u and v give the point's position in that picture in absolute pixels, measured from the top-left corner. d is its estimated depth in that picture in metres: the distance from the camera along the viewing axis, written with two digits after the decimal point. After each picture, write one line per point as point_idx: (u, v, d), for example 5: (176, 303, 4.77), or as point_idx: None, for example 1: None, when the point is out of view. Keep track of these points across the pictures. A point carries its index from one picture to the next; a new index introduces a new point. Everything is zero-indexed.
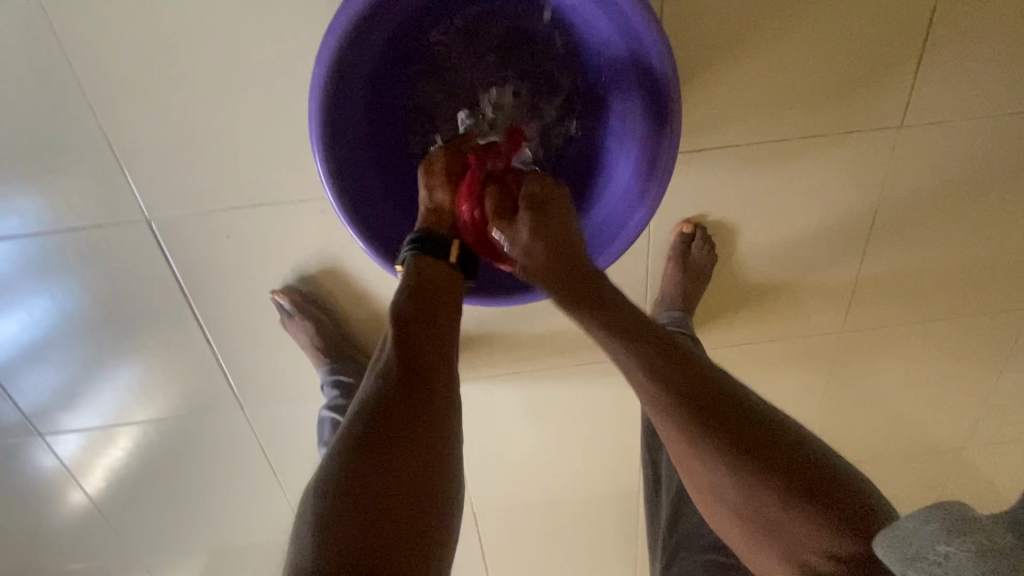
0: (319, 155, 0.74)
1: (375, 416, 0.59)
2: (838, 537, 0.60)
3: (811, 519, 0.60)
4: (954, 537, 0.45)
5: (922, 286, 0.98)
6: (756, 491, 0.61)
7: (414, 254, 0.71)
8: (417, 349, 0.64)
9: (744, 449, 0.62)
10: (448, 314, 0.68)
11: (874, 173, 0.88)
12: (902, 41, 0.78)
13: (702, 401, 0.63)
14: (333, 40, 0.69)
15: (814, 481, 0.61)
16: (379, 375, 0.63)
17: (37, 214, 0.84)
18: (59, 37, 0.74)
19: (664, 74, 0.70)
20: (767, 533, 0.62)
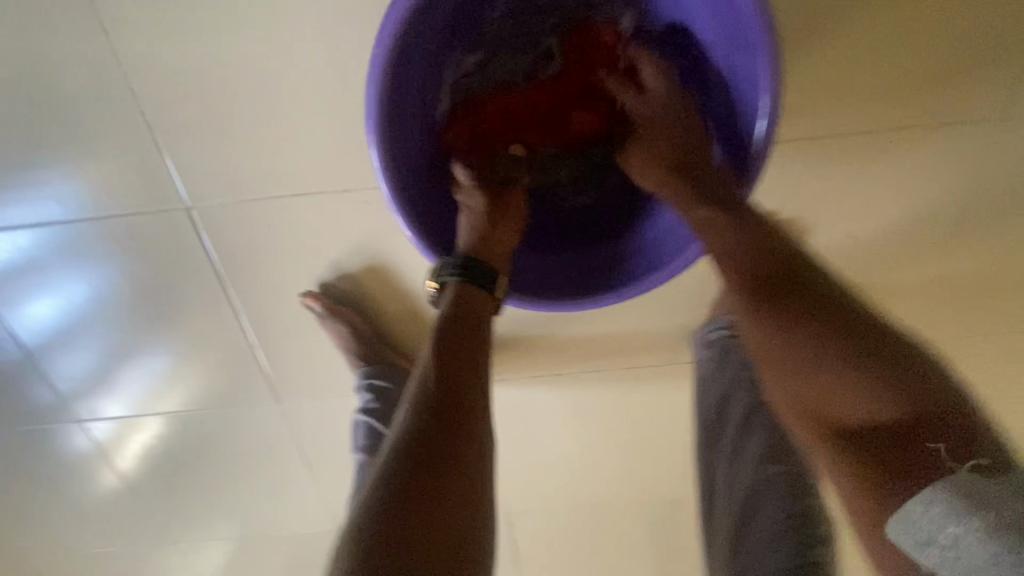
0: (372, 145, 0.67)
1: (414, 451, 0.57)
2: (888, 403, 0.54)
3: (855, 376, 0.56)
4: (962, 518, 0.42)
5: (1002, 297, 0.91)
6: (798, 340, 0.59)
7: (460, 280, 0.70)
8: (454, 379, 0.62)
9: (793, 300, 0.60)
10: (480, 343, 0.67)
11: (966, 170, 0.80)
12: (1016, 21, 0.69)
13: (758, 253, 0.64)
14: (394, 20, 0.62)
15: (875, 346, 0.57)
16: (413, 407, 0.61)
17: (75, 197, 0.82)
18: (99, 13, 0.71)
19: (767, 53, 0.60)
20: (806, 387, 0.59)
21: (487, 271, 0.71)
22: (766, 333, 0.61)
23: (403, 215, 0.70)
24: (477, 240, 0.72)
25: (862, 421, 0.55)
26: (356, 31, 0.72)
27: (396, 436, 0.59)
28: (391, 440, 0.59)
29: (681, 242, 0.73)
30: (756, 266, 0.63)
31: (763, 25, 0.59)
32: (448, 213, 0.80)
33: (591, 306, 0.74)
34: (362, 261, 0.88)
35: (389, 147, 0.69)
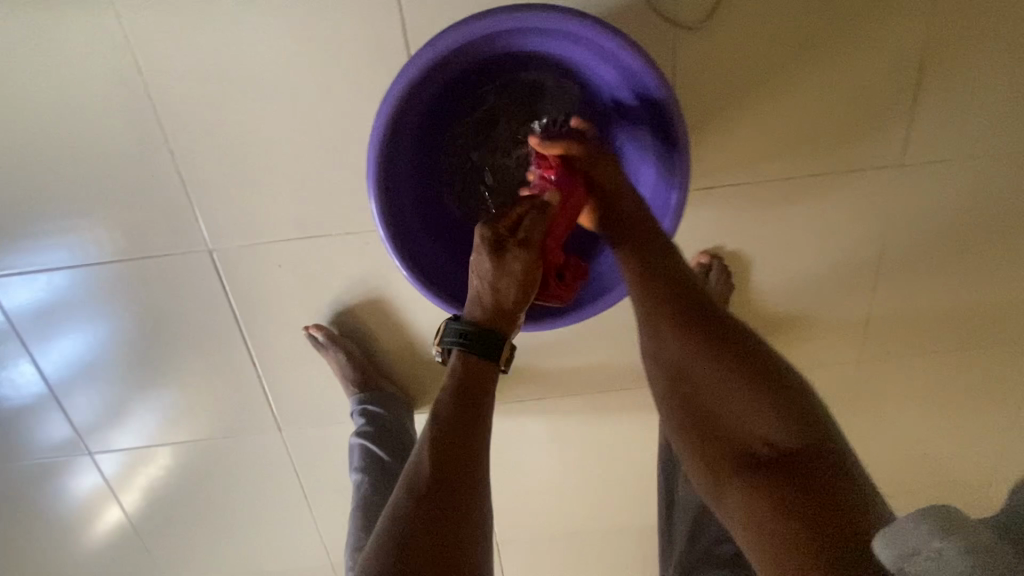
0: (379, 216, 0.79)
1: (406, 534, 0.58)
2: (776, 422, 0.60)
3: (758, 400, 0.62)
4: (948, 535, 0.39)
5: (934, 318, 1.01)
6: (676, 334, 0.69)
7: (460, 348, 0.73)
8: (451, 457, 0.63)
9: (717, 340, 0.67)
10: (481, 419, 0.68)
11: (881, 210, 0.93)
12: (898, 90, 0.85)
13: (686, 302, 0.71)
14: (383, 123, 0.75)
15: (780, 383, 0.63)
16: (408, 487, 0.62)
17: (111, 243, 0.94)
18: (146, 86, 0.85)
19: (666, 94, 0.74)
20: (710, 407, 0.65)
21: (495, 340, 0.74)
22: (665, 338, 0.70)
23: (420, 283, 0.82)
24: (487, 313, 0.75)
25: (754, 440, 0.61)
26: (359, 102, 0.87)
27: (390, 516, 0.60)
28: (379, 530, 0.59)
29: None
30: (675, 308, 0.71)
31: (655, 78, 0.72)
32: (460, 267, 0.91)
33: (555, 324, 0.85)
34: (362, 293, 0.98)
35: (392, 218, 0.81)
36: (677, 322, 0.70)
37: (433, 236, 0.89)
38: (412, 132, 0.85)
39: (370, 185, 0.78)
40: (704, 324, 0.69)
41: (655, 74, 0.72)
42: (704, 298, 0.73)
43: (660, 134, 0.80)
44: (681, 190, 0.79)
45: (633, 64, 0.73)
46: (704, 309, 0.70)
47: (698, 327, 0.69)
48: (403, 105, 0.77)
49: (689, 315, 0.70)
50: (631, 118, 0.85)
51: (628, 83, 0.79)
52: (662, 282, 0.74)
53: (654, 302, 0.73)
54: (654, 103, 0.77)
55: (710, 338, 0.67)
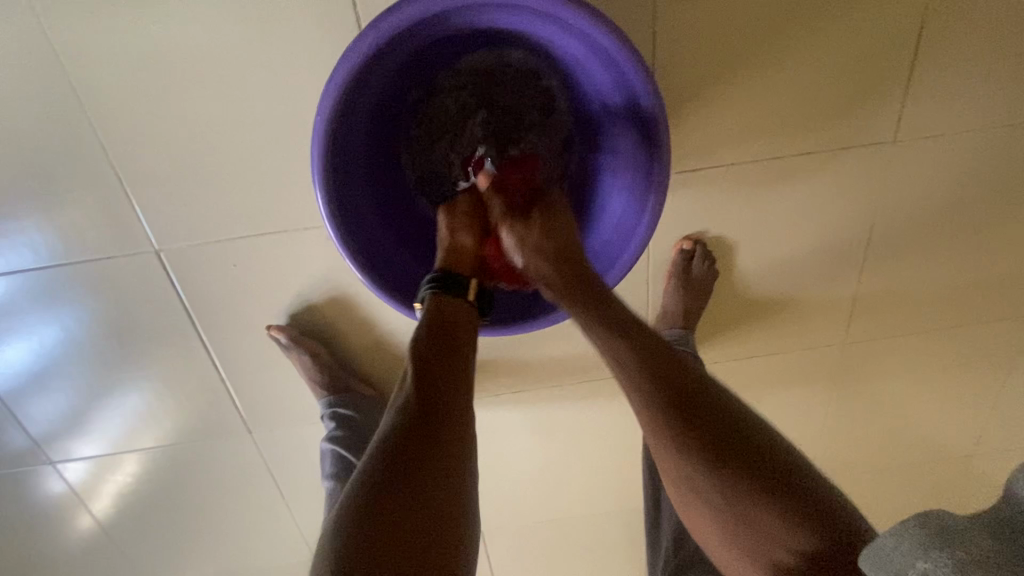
0: (325, 213, 0.72)
1: (395, 450, 0.56)
2: (805, 536, 0.58)
3: (796, 527, 0.58)
4: (931, 552, 0.42)
5: (921, 299, 0.99)
6: (688, 458, 0.61)
7: (433, 291, 0.71)
8: (435, 381, 0.62)
9: (751, 475, 0.60)
10: (463, 340, 0.67)
11: (869, 192, 0.89)
12: (892, 64, 0.80)
13: (718, 437, 0.61)
14: (326, 111, 0.68)
15: (810, 494, 0.60)
16: (397, 413, 0.59)
17: (46, 246, 0.86)
18: (69, 74, 0.77)
19: (641, 78, 0.67)
20: (750, 541, 0.61)
21: (463, 281, 0.73)
22: (670, 458, 0.62)
23: (374, 284, 0.76)
24: (448, 258, 0.77)
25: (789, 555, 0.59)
26: (311, 87, 0.79)
27: (378, 443, 0.58)
28: (370, 452, 0.57)
29: (621, 251, 0.79)
30: (685, 421, 0.61)
31: (630, 60, 0.65)
32: (422, 263, 0.85)
33: (529, 327, 0.80)
34: (327, 293, 0.93)
35: (341, 214, 0.74)
36: (685, 442, 0.61)
37: (390, 231, 0.83)
38: (365, 117, 0.77)
39: (315, 180, 0.71)
40: (715, 437, 0.61)
41: (631, 55, 0.65)
42: (702, 388, 0.64)
43: (637, 121, 0.73)
44: (658, 183, 0.73)
45: (607, 46, 0.66)
46: (711, 407, 0.62)
47: (710, 444, 0.61)
48: (351, 89, 0.70)
49: (702, 425, 0.61)
50: (607, 106, 0.78)
51: (603, 65, 0.72)
52: (663, 395, 0.62)
53: (655, 417, 0.62)
54: (631, 88, 0.71)
55: (725, 452, 0.60)
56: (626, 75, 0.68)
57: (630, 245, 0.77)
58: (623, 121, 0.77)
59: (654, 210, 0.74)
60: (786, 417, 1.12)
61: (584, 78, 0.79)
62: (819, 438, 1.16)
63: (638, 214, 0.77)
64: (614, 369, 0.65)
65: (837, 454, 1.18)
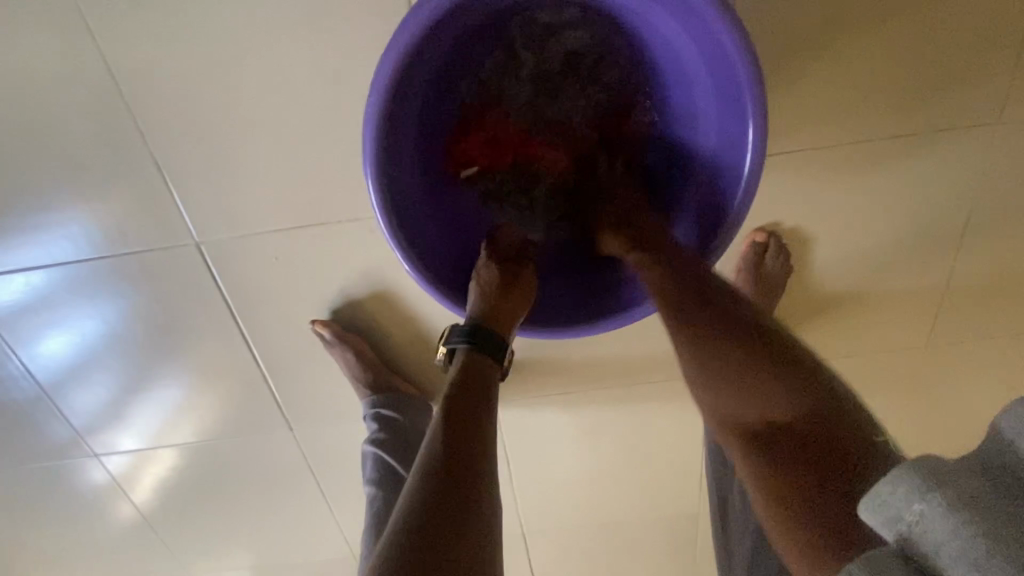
0: (375, 201, 0.66)
1: (424, 520, 0.51)
2: (780, 396, 0.58)
3: (775, 383, 0.58)
4: (929, 492, 0.35)
5: (1015, 296, 0.89)
6: (667, 299, 0.68)
7: (467, 347, 0.69)
8: (462, 443, 0.58)
9: (744, 339, 0.62)
10: (485, 405, 0.64)
11: (966, 179, 0.80)
12: (1005, 33, 0.70)
13: (700, 290, 0.67)
14: (381, 87, 0.62)
15: (815, 378, 0.58)
16: (421, 476, 0.56)
17: (86, 238, 0.84)
18: (104, 57, 0.73)
19: (739, 47, 0.58)
20: (728, 394, 0.61)
21: (500, 343, 0.70)
22: (655, 299, 0.69)
23: (423, 279, 0.70)
24: (488, 308, 0.71)
25: (767, 416, 0.58)
26: (356, 69, 0.74)
27: (400, 512, 0.53)
28: (391, 523, 0.52)
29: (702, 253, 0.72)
30: (668, 266, 0.69)
31: (728, 27, 0.58)
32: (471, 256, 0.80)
33: (593, 330, 0.73)
34: (369, 287, 0.89)
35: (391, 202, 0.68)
36: (664, 282, 0.69)
37: (438, 221, 0.78)
38: (421, 95, 0.72)
39: (366, 164, 0.65)
40: (691, 286, 0.67)
41: (732, 23, 0.58)
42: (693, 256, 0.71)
43: (729, 100, 0.66)
44: (751, 174, 0.65)
45: (702, 12, 0.59)
46: (698, 268, 0.69)
47: (687, 291, 0.67)
48: (409, 63, 0.65)
49: (681, 273, 0.68)
50: (691, 90, 0.72)
51: (693, 38, 0.65)
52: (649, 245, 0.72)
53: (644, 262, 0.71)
54: (722, 62, 0.63)
55: (702, 300, 0.66)
56: (722, 46, 0.60)
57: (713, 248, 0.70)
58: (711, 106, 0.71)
59: (741, 209, 0.67)
60: None
61: (668, 56, 0.72)
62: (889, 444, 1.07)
63: (725, 208, 0.70)
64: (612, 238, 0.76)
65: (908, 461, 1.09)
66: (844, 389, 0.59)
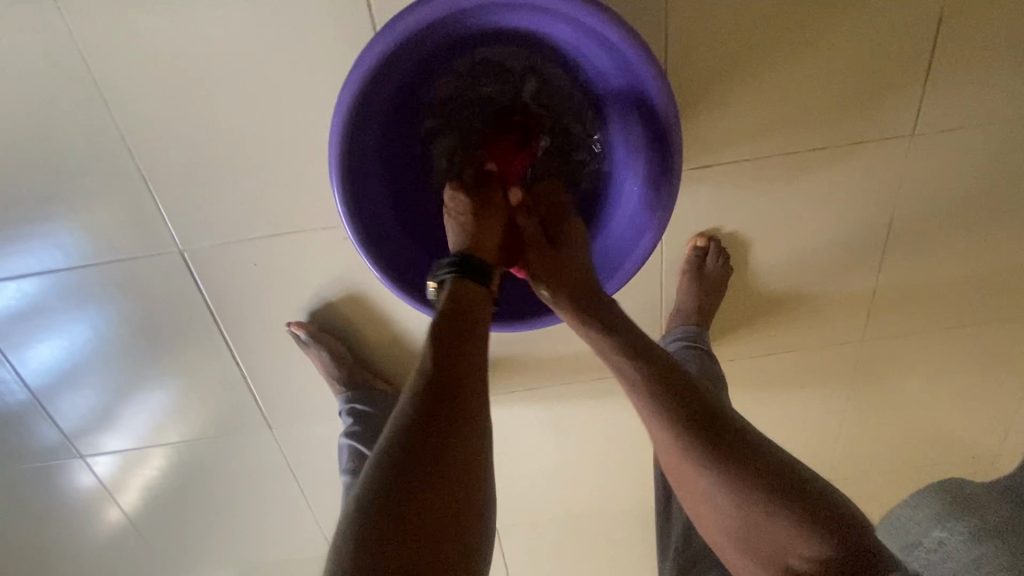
0: (343, 210, 0.74)
1: (413, 441, 0.56)
2: (808, 537, 0.59)
3: (804, 526, 0.59)
4: None
5: (943, 294, 0.97)
6: (676, 440, 0.63)
7: (455, 277, 0.71)
8: (451, 368, 0.61)
9: (772, 488, 0.60)
10: (480, 332, 0.66)
11: (888, 186, 0.88)
12: (910, 56, 0.79)
13: (708, 426, 0.63)
14: (343, 111, 0.70)
15: (828, 505, 0.60)
16: (413, 394, 0.59)
17: (76, 246, 0.89)
18: (96, 81, 0.80)
19: (653, 73, 0.68)
20: (756, 539, 0.61)
21: (485, 269, 0.73)
22: (657, 433, 0.65)
23: (388, 279, 0.78)
24: (469, 240, 0.74)
25: (799, 558, 0.59)
26: (329, 90, 0.81)
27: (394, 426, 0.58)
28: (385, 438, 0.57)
29: (630, 255, 0.80)
30: (670, 400, 0.65)
31: (642, 57, 0.67)
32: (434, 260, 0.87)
33: (541, 323, 0.83)
34: (344, 289, 0.95)
35: (358, 212, 0.76)
36: (671, 420, 0.64)
37: (403, 229, 0.85)
38: (380, 120, 0.79)
39: (333, 179, 0.73)
40: (702, 424, 0.63)
41: (644, 55, 0.67)
42: (683, 373, 0.68)
43: (648, 119, 0.75)
44: (670, 181, 0.75)
45: (621, 46, 0.68)
46: (697, 396, 0.66)
47: (700, 431, 0.63)
48: (369, 90, 0.73)
49: (684, 407, 0.64)
50: (618, 112, 0.80)
51: (616, 66, 0.74)
52: (646, 367, 0.67)
53: (641, 389, 0.66)
54: (642, 87, 0.72)
55: (716, 441, 0.62)
56: (638, 72, 0.70)
57: (637, 250, 0.79)
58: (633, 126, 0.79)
59: (663, 214, 0.76)
60: (808, 415, 1.11)
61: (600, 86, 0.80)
62: (840, 436, 1.14)
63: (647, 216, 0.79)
64: (584, 330, 0.72)
65: (860, 453, 1.16)
66: (840, 496, 0.63)
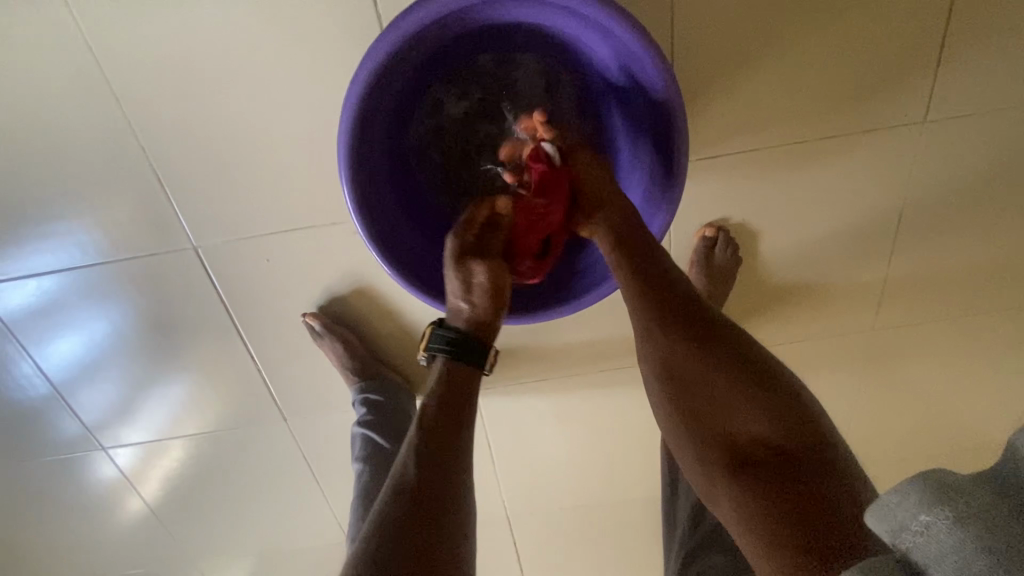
0: (352, 208, 0.75)
1: (392, 530, 0.56)
2: (759, 415, 0.60)
3: (757, 404, 0.61)
4: (935, 506, 0.37)
5: (956, 281, 0.96)
6: (644, 306, 0.69)
7: (447, 357, 0.70)
8: (437, 456, 0.62)
9: (735, 365, 0.63)
10: (468, 414, 0.66)
11: (898, 173, 0.87)
12: (920, 40, 0.78)
13: (676, 302, 0.68)
14: (350, 109, 0.71)
15: (793, 405, 0.61)
16: (396, 483, 0.60)
17: (92, 244, 0.91)
18: (106, 82, 0.81)
19: (658, 62, 0.68)
20: (706, 410, 0.64)
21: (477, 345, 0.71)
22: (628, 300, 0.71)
23: (399, 275, 0.79)
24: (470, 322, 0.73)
25: (744, 435, 0.61)
26: (335, 86, 0.82)
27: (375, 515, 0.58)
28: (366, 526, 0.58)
29: None
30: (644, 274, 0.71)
31: (646, 46, 0.67)
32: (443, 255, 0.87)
33: (552, 316, 0.83)
34: (354, 282, 0.96)
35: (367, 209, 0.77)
36: (643, 289, 0.70)
37: (411, 225, 0.85)
38: (386, 118, 0.80)
39: (342, 177, 0.74)
40: (672, 297, 0.69)
41: (648, 45, 0.67)
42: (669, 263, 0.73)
43: (654, 108, 0.75)
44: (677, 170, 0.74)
45: (624, 37, 0.68)
46: (674, 278, 0.71)
47: (667, 300, 0.69)
48: (374, 89, 0.73)
49: (658, 280, 0.70)
50: (627, 101, 0.79)
51: (619, 55, 0.74)
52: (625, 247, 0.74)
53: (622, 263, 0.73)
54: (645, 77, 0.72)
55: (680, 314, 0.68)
56: (641, 62, 0.70)
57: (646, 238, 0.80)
58: (639, 117, 0.79)
59: (672, 201, 0.76)
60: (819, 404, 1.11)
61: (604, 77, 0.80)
62: (853, 424, 1.14)
63: (656, 204, 0.79)
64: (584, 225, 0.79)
65: (873, 441, 1.16)
66: (823, 416, 0.62)
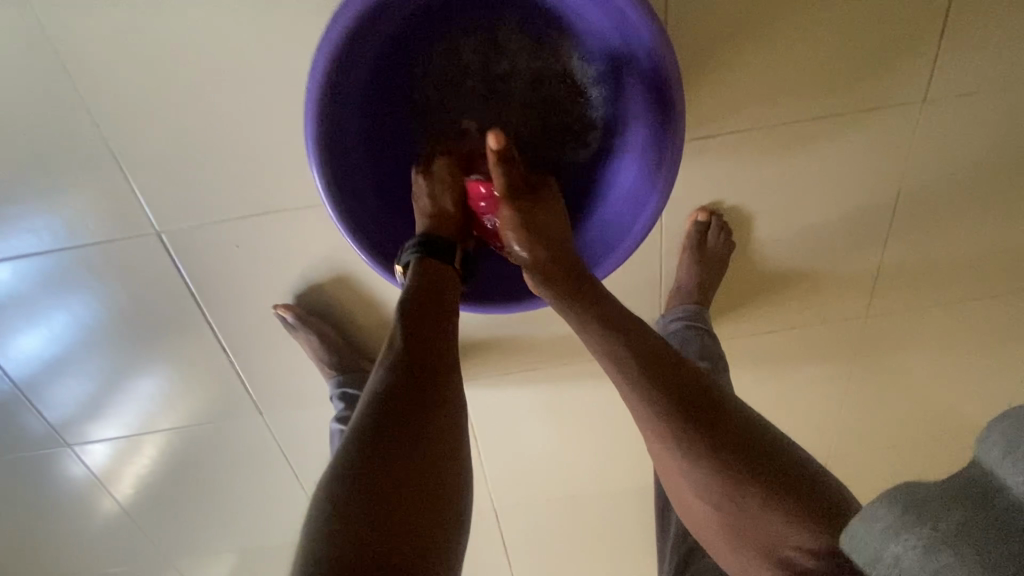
0: (320, 185, 0.72)
1: (363, 458, 0.52)
2: (804, 527, 0.58)
3: (798, 514, 0.58)
4: (901, 532, 0.37)
5: (951, 267, 0.94)
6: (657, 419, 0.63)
7: (419, 255, 0.70)
8: (414, 380, 0.58)
9: (765, 475, 0.60)
10: (444, 340, 0.63)
11: (897, 155, 0.84)
12: (923, 14, 0.74)
13: (688, 402, 0.63)
14: (318, 79, 0.68)
15: (822, 494, 0.59)
16: (369, 404, 0.56)
17: (48, 229, 0.85)
18: (56, 52, 0.74)
19: (652, 28, 0.64)
20: (750, 529, 0.60)
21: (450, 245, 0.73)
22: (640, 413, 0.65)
23: (367, 253, 0.76)
24: (435, 220, 0.75)
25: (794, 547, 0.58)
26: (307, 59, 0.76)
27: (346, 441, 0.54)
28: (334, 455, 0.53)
29: (630, 229, 0.78)
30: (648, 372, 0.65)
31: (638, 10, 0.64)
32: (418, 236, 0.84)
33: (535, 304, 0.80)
34: (332, 270, 0.91)
35: (336, 186, 0.74)
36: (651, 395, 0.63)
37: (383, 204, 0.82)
38: (361, 91, 0.77)
39: (310, 151, 0.71)
40: (687, 401, 0.63)
41: (640, 9, 0.64)
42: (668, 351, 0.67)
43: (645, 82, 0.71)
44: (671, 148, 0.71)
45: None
46: (679, 373, 0.65)
47: (683, 408, 0.63)
48: (345, 58, 0.70)
49: (664, 379, 0.64)
50: (621, 76, 0.76)
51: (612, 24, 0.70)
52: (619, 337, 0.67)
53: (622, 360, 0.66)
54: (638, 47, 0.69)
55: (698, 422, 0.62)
56: (634, 29, 0.66)
57: (636, 224, 0.77)
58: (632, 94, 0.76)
59: (665, 182, 0.73)
60: (811, 393, 1.09)
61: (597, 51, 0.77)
62: (844, 413, 1.12)
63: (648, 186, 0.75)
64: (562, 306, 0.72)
65: (863, 429, 1.14)
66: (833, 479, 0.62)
